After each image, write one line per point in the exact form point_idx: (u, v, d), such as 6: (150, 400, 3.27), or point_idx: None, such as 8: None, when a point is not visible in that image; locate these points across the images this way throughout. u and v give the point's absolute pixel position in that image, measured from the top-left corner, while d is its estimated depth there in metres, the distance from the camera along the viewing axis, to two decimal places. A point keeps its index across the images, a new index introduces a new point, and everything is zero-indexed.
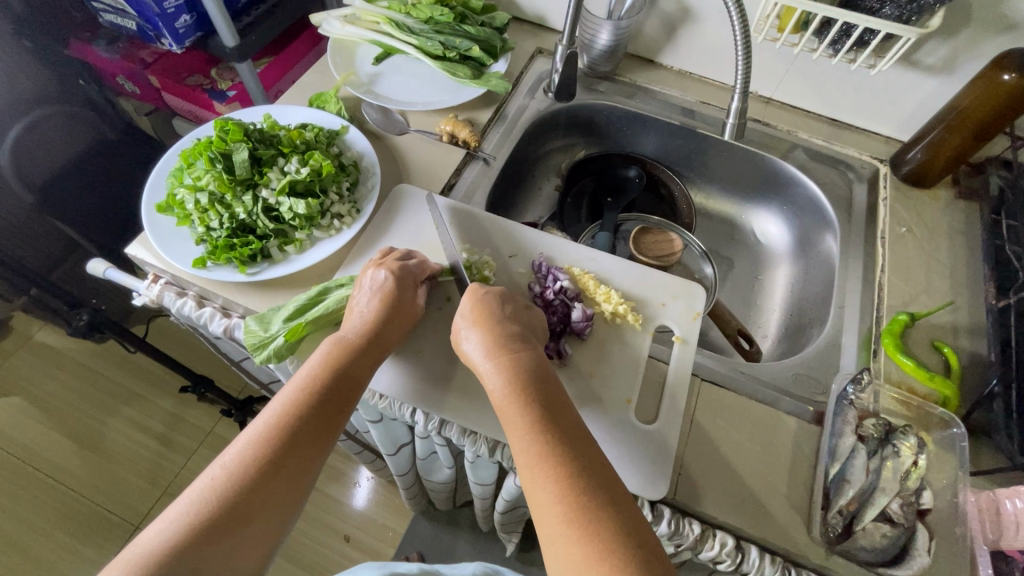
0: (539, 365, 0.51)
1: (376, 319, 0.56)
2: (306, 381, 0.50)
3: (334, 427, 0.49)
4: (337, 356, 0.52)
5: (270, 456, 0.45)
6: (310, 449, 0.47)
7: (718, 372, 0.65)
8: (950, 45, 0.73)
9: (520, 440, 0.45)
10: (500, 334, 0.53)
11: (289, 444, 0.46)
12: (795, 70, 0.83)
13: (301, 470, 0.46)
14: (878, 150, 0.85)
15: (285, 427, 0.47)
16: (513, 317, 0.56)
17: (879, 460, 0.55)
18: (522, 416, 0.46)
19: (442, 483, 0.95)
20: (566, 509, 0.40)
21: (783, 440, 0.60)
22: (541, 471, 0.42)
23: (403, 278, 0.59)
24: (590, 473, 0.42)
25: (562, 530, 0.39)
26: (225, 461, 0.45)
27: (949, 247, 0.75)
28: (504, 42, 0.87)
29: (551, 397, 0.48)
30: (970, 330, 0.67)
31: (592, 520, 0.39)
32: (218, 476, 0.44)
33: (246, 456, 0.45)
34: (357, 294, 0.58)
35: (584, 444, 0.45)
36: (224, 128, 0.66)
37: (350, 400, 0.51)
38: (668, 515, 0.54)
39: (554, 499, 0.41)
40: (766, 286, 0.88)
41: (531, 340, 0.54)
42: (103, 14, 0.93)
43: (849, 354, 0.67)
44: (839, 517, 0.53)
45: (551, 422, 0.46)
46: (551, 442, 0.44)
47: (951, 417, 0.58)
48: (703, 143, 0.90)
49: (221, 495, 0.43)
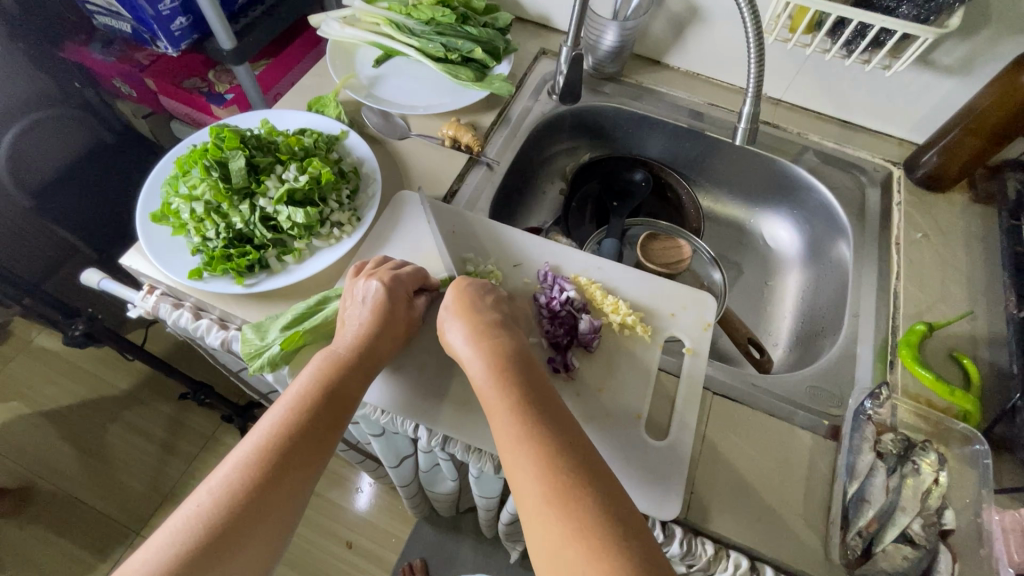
0: (519, 348, 0.50)
1: (369, 333, 0.54)
2: (296, 401, 0.48)
3: (326, 447, 0.47)
4: (329, 374, 0.50)
5: (258, 478, 0.43)
6: (300, 471, 0.45)
7: (730, 385, 0.63)
8: (968, 46, 0.71)
9: (500, 421, 0.44)
10: (481, 322, 0.52)
11: (277, 466, 0.44)
12: (806, 71, 0.81)
13: (291, 493, 0.44)
14: (891, 153, 0.83)
15: (274, 448, 0.45)
16: (495, 307, 0.55)
17: (899, 478, 0.53)
18: (502, 397, 0.45)
19: (445, 492, 0.93)
20: (545, 484, 0.39)
21: (798, 457, 0.58)
22: (520, 448, 0.41)
23: (396, 289, 0.57)
24: (570, 450, 0.41)
25: (541, 507, 0.38)
26: (212, 486, 0.43)
27: (966, 253, 0.73)
28: (507, 43, 0.85)
29: (530, 379, 0.47)
30: (990, 340, 0.65)
31: (572, 494, 0.38)
32: (205, 503, 0.42)
33: (234, 481, 0.43)
34: (349, 308, 0.56)
35: (565, 423, 0.44)
36: (220, 135, 0.64)
37: (342, 418, 0.49)
38: (680, 535, 0.52)
39: (533, 478, 0.40)
40: (776, 292, 0.86)
41: (514, 329, 0.53)
42: (97, 17, 0.91)
43: (864, 365, 0.65)
44: (858, 538, 0.51)
45: (531, 401, 0.45)
46: (530, 419, 0.43)
47: (972, 433, 0.56)
48: (711, 146, 0.88)
49: (207, 523, 0.41)
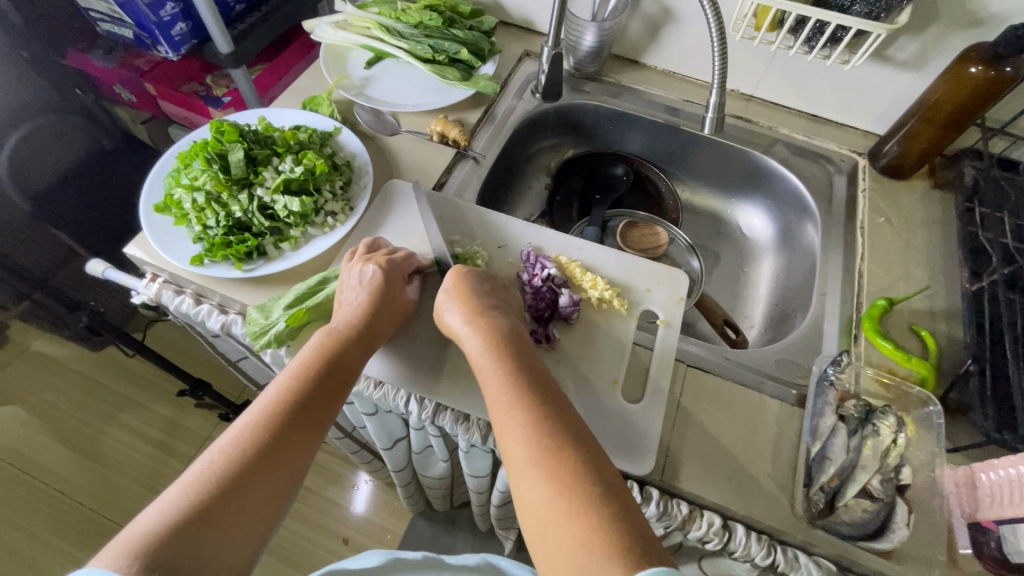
0: (514, 329, 0.54)
1: (366, 311, 0.57)
2: (299, 371, 0.52)
3: (329, 412, 0.51)
4: (330, 347, 0.54)
5: (265, 437, 0.46)
6: (303, 432, 0.48)
7: (703, 358, 0.66)
8: (920, 41, 0.75)
9: (494, 395, 0.47)
10: (477, 304, 0.56)
11: (285, 426, 0.48)
12: (774, 67, 0.86)
13: (296, 452, 0.48)
14: (857, 144, 0.88)
15: (281, 411, 0.48)
16: (491, 293, 0.59)
17: (860, 439, 0.57)
18: (496, 372, 0.49)
19: (438, 479, 0.96)
20: (534, 447, 0.42)
21: (768, 422, 0.62)
22: (512, 417, 0.45)
23: (391, 272, 0.61)
24: (558, 418, 0.45)
25: (529, 471, 0.41)
26: (222, 443, 0.46)
27: (926, 235, 0.77)
28: (491, 45, 0.90)
29: (525, 357, 0.51)
30: (947, 315, 0.70)
31: (559, 460, 0.41)
32: (216, 458, 0.45)
33: (243, 439, 0.46)
34: (347, 289, 0.60)
35: (554, 394, 0.47)
36: (220, 129, 0.68)
37: (343, 387, 0.53)
38: (656, 496, 0.56)
39: (524, 442, 0.43)
40: (752, 278, 0.90)
41: (509, 313, 0.57)
42: (100, 24, 0.95)
43: (830, 339, 0.69)
44: (821, 493, 0.55)
45: (522, 375, 0.48)
46: (522, 392, 0.46)
47: (928, 396, 0.60)
48: (687, 139, 0.92)
49: (218, 474, 0.44)
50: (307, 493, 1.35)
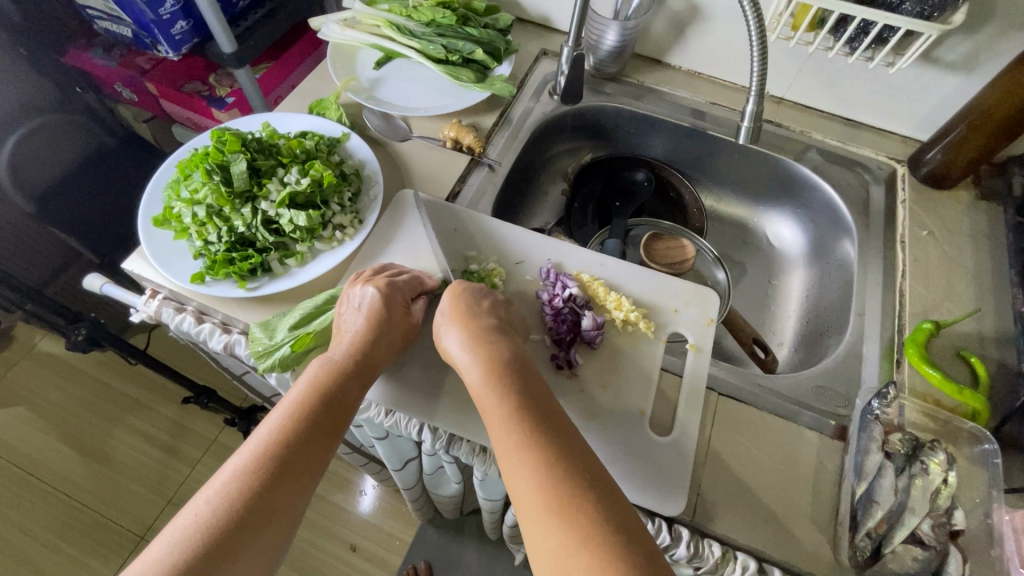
0: (517, 356, 0.50)
1: (365, 339, 0.53)
2: (293, 407, 0.48)
3: (325, 453, 0.47)
4: (325, 381, 0.50)
5: (256, 486, 0.43)
6: (298, 479, 0.45)
7: (735, 385, 0.62)
8: (971, 42, 0.70)
9: (497, 427, 0.44)
10: (478, 329, 0.52)
11: (277, 471, 0.44)
12: (809, 69, 0.81)
13: (289, 500, 0.44)
14: (895, 151, 0.82)
15: (273, 454, 0.44)
16: (491, 311, 0.55)
17: (908, 478, 0.53)
18: (499, 403, 0.45)
19: (450, 495, 0.93)
20: (545, 495, 0.38)
21: (807, 457, 0.58)
22: (518, 452, 0.41)
23: (391, 296, 0.57)
24: (569, 456, 0.41)
25: (541, 512, 0.38)
26: (209, 492, 0.42)
27: (972, 250, 0.72)
28: (508, 44, 0.84)
29: (529, 384, 0.47)
30: (997, 339, 0.65)
31: (572, 506, 0.37)
32: (203, 511, 0.41)
33: (232, 488, 0.42)
34: (345, 314, 0.56)
35: (564, 428, 0.44)
36: (221, 138, 0.64)
37: (340, 425, 0.49)
38: (686, 537, 0.52)
39: (533, 484, 0.39)
40: (780, 291, 0.86)
41: (511, 335, 0.53)
42: (98, 21, 0.91)
43: (870, 364, 0.65)
44: (867, 539, 0.51)
45: (528, 407, 0.44)
46: (529, 423, 0.43)
47: (981, 432, 0.55)
48: (713, 145, 0.87)
49: (204, 532, 0.40)
50: (315, 498, 1.33)
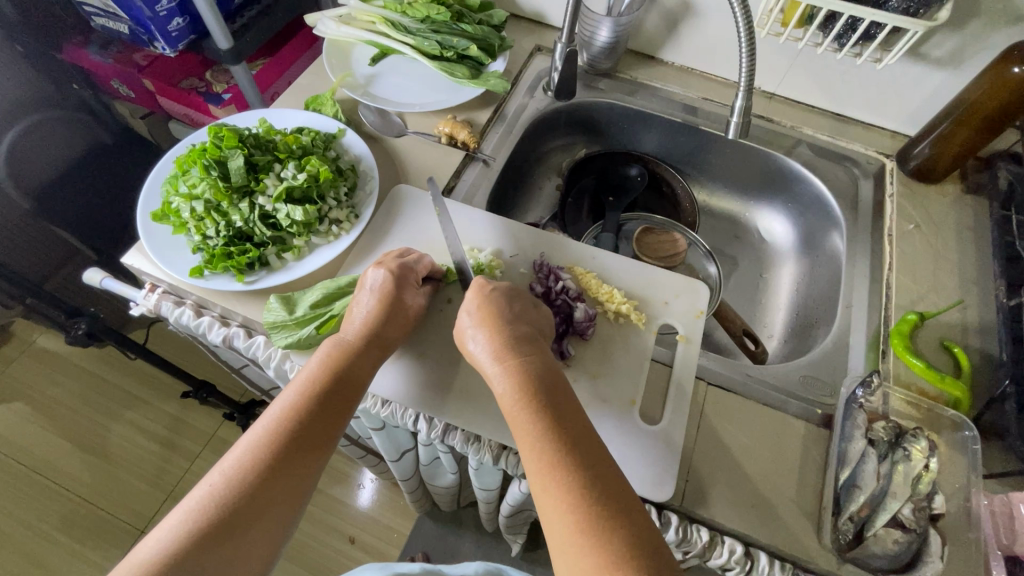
0: (547, 368, 0.50)
1: (376, 318, 0.54)
2: (305, 386, 0.49)
3: (335, 431, 0.48)
4: (337, 360, 0.51)
5: (268, 461, 0.44)
6: (308, 456, 0.46)
7: (724, 375, 0.64)
8: (958, 38, 0.71)
9: (527, 444, 0.44)
10: (507, 337, 0.52)
11: (288, 447, 0.45)
12: (799, 65, 0.82)
13: (300, 476, 0.45)
14: (884, 145, 0.84)
15: (284, 432, 0.46)
16: (520, 317, 0.55)
17: (890, 464, 0.54)
18: (532, 420, 0.45)
19: (446, 486, 0.94)
20: (579, 519, 0.39)
21: (793, 444, 0.59)
22: (550, 473, 0.42)
23: (404, 277, 0.58)
24: (597, 478, 0.42)
25: (571, 537, 0.39)
26: (223, 466, 0.44)
27: (957, 243, 0.74)
28: (502, 40, 0.86)
29: (562, 400, 0.47)
30: (980, 329, 0.66)
31: (603, 530, 0.39)
32: (217, 483, 0.43)
33: (245, 463, 0.44)
34: (358, 294, 0.56)
35: (592, 446, 0.44)
36: (218, 134, 0.65)
37: (350, 403, 0.50)
38: (675, 522, 0.53)
39: (566, 509, 0.40)
40: (770, 285, 0.87)
41: (538, 344, 0.53)
42: (94, 18, 0.92)
43: (856, 355, 0.66)
44: (850, 523, 0.52)
45: (562, 426, 0.45)
46: (560, 444, 0.44)
47: (961, 420, 0.57)
48: (706, 140, 0.88)
49: (218, 503, 0.42)
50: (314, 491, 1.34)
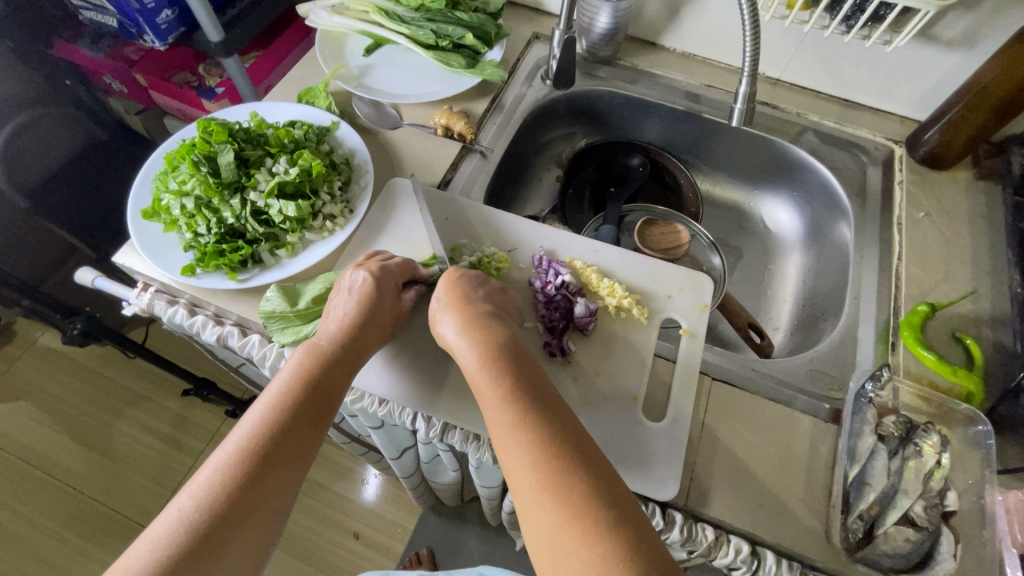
0: (512, 339, 0.49)
1: (355, 324, 0.53)
2: (277, 398, 0.47)
3: (312, 442, 0.47)
4: (311, 368, 0.49)
5: (240, 480, 0.42)
6: (282, 471, 0.44)
7: (729, 370, 0.62)
8: (971, 18, 0.69)
9: (491, 410, 0.43)
10: (472, 312, 0.51)
11: (261, 463, 0.44)
12: (805, 49, 0.79)
13: (275, 492, 0.44)
14: (893, 131, 0.81)
15: (256, 448, 0.44)
16: (487, 299, 0.54)
17: (901, 461, 0.53)
18: (495, 386, 0.44)
19: (448, 483, 0.93)
20: (541, 475, 0.38)
21: (800, 440, 0.58)
22: (512, 435, 0.41)
23: (383, 279, 0.56)
24: (563, 433, 0.41)
25: (535, 497, 0.38)
26: (193, 488, 0.42)
27: (969, 231, 0.72)
28: (499, 28, 0.83)
29: (525, 368, 0.46)
30: (993, 320, 0.64)
31: (568, 482, 0.37)
32: (186, 506, 0.41)
33: (216, 484, 0.42)
34: (336, 298, 0.55)
35: (562, 413, 0.43)
36: (208, 128, 0.63)
37: (325, 413, 0.48)
38: (680, 522, 0.52)
39: (529, 465, 0.39)
40: (776, 276, 0.86)
41: (505, 318, 0.52)
42: (83, 12, 0.90)
43: (865, 348, 0.65)
44: (859, 521, 0.51)
45: (523, 388, 0.44)
46: (523, 407, 0.42)
47: (975, 414, 0.55)
48: (708, 128, 0.86)
49: (187, 527, 0.40)
50: (317, 487, 1.33)
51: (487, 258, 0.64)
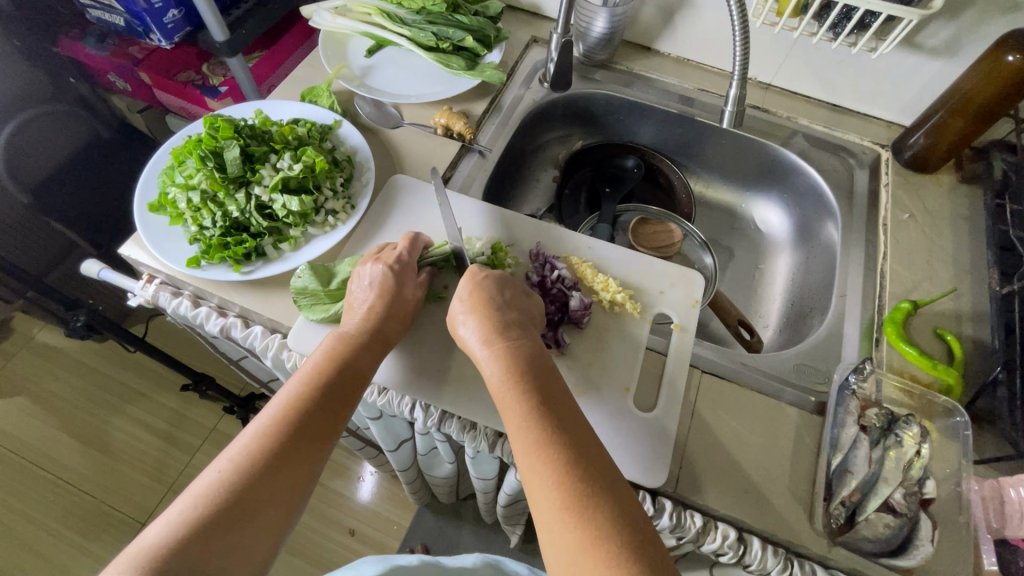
0: (535, 354, 0.50)
1: (378, 312, 0.55)
2: (310, 376, 0.49)
3: (339, 423, 0.49)
4: (341, 351, 0.51)
5: (275, 449, 0.44)
6: (314, 443, 0.46)
7: (719, 364, 0.64)
8: (952, 27, 0.72)
9: (514, 429, 0.44)
10: (496, 322, 0.52)
11: (294, 435, 0.45)
12: (794, 55, 0.82)
13: (307, 462, 0.45)
14: (880, 135, 0.84)
15: (290, 422, 0.46)
16: (513, 303, 0.55)
17: (882, 450, 0.55)
18: (520, 404, 0.45)
19: (444, 477, 0.95)
20: (564, 497, 0.39)
21: (786, 431, 0.60)
22: (535, 456, 0.42)
23: (402, 271, 0.58)
24: (584, 455, 0.42)
25: (558, 518, 0.38)
26: (230, 454, 0.44)
27: (952, 232, 0.74)
28: (498, 31, 0.86)
29: (547, 383, 0.47)
30: (973, 317, 0.67)
31: (591, 507, 0.38)
32: (225, 468, 0.43)
33: (252, 451, 0.44)
34: (355, 288, 0.57)
35: (583, 433, 0.44)
36: (214, 125, 0.65)
37: (355, 393, 0.50)
38: (669, 509, 0.54)
39: (552, 487, 0.40)
40: (767, 275, 0.88)
41: (529, 330, 0.53)
42: (90, 11, 0.92)
43: (850, 344, 0.67)
44: (841, 508, 0.52)
45: (548, 408, 0.45)
46: (548, 426, 0.43)
47: (953, 406, 0.58)
48: (702, 131, 0.88)
49: (229, 486, 0.42)
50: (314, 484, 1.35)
51: (498, 253, 0.65)
